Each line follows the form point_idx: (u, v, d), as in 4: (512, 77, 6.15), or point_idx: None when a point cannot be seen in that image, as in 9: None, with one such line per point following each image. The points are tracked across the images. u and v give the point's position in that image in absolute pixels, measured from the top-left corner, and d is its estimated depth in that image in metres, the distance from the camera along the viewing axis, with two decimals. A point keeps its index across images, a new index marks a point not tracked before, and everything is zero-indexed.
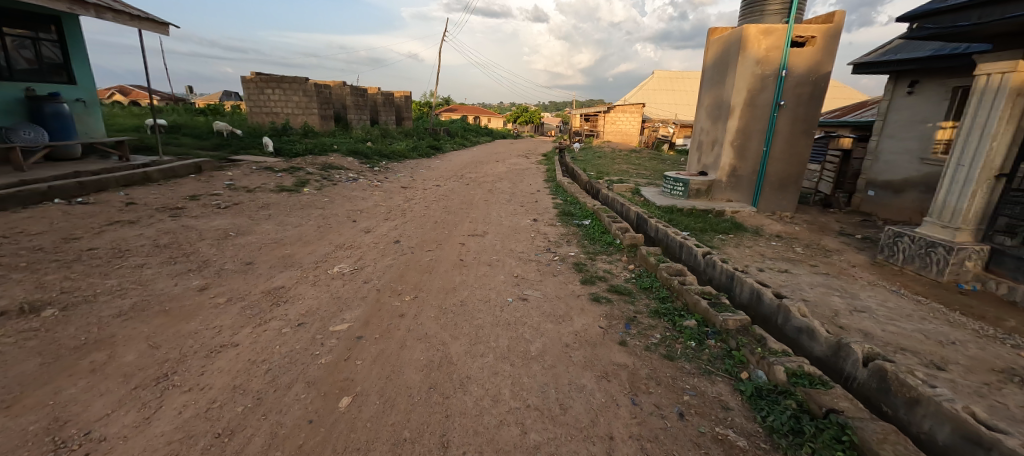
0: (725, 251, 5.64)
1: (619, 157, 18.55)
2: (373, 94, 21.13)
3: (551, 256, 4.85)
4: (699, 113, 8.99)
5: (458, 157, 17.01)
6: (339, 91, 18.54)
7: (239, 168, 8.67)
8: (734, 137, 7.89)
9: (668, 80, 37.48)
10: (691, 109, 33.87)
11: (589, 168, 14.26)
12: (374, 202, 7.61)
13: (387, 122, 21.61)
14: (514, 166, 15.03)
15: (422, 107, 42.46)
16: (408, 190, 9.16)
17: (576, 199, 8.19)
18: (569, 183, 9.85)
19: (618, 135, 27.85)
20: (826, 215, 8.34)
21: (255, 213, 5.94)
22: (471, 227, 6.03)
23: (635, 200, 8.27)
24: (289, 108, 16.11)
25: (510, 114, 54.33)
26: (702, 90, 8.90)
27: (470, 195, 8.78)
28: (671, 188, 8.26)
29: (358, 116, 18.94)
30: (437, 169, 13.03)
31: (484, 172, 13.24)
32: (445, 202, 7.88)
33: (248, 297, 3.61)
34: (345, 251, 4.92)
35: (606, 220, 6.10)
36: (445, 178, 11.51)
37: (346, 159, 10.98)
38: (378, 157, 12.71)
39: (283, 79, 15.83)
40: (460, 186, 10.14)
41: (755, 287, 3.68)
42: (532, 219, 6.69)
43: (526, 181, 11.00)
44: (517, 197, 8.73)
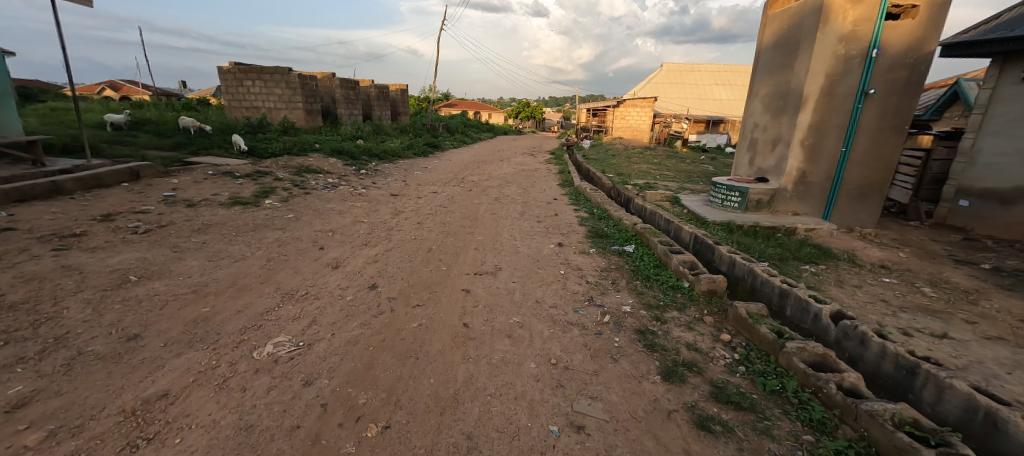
0: (831, 295, 4.06)
1: (634, 155, 16.96)
2: (365, 88, 19.49)
3: (599, 314, 3.26)
4: (751, 104, 7.41)
5: (458, 156, 15.39)
6: (328, 83, 16.91)
7: (192, 173, 7.10)
8: (805, 134, 6.32)
9: (678, 73, 35.77)
10: (702, 103, 32.19)
11: (606, 169, 12.63)
12: (353, 218, 6.02)
13: (381, 117, 19.96)
14: (520, 167, 13.42)
15: (420, 102, 40.91)
16: (400, 199, 7.61)
17: (606, 212, 6.56)
18: (591, 189, 8.25)
19: (628, 132, 25.88)
20: (913, 231, 6.77)
21: (183, 241, 4.37)
22: (477, 257, 4.45)
23: (678, 212, 6.65)
24: (271, 101, 14.54)
25: (511, 109, 52.62)
26: (756, 77, 7.31)
27: (474, 205, 7.19)
28: (719, 196, 6.67)
29: (349, 111, 17.31)
30: (434, 171, 11.42)
31: (488, 174, 11.63)
32: (443, 217, 6.31)
33: (88, 428, 2.03)
34: (293, 305, 3.35)
35: (660, 248, 4.51)
36: (444, 182, 9.93)
37: (328, 161, 9.39)
38: (366, 157, 11.10)
39: (263, 70, 14.25)
40: (462, 192, 8.54)
41: (979, 401, 2.11)
42: (556, 243, 5.10)
43: (538, 185, 9.42)
44: (531, 208, 7.15)
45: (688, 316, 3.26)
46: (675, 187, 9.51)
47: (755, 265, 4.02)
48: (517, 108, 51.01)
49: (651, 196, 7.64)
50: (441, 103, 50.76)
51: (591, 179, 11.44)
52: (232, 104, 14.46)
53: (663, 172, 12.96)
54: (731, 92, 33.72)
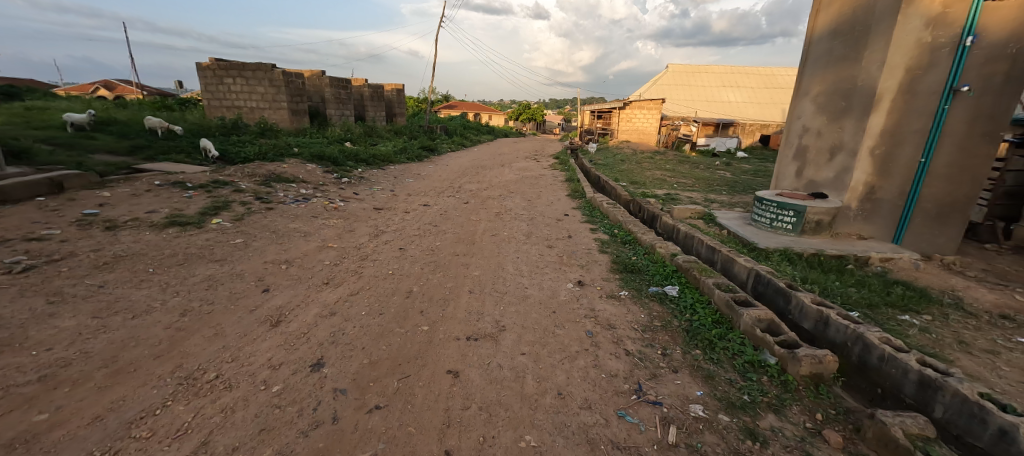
0: (966, 370, 2.89)
1: (644, 160, 15.81)
2: (358, 87, 18.34)
3: (658, 424, 2.10)
4: (800, 103, 6.26)
5: (455, 160, 14.22)
6: (316, 82, 15.77)
7: (134, 183, 5.95)
8: (876, 141, 5.16)
9: (684, 74, 34.67)
10: (711, 105, 31.06)
11: (618, 176, 11.46)
12: (319, 241, 4.86)
13: (375, 118, 18.82)
14: (523, 173, 12.27)
15: (419, 102, 39.82)
16: (384, 214, 6.46)
17: (630, 234, 5.38)
18: (608, 202, 7.07)
19: (634, 134, 24.82)
20: (1000, 258, 5.59)
21: (71, 285, 3.22)
22: (472, 307, 3.28)
23: (717, 235, 5.48)
24: (254, 100, 13.40)
25: (512, 111, 51.50)
26: (807, 70, 6.17)
27: (471, 223, 6.02)
28: (766, 216, 5.51)
29: (339, 111, 16.15)
30: (428, 178, 10.25)
31: (488, 181, 10.45)
32: (432, 240, 5.13)
33: None
34: (184, 405, 2.18)
35: (717, 295, 3.34)
36: (437, 191, 8.77)
37: (305, 167, 8.22)
38: (352, 161, 9.94)
39: (245, 66, 13.13)
40: (457, 205, 7.37)
41: None
42: (575, 281, 3.94)
43: (545, 195, 8.28)
44: (539, 226, 5.98)
45: (797, 428, 2.10)
46: (700, 200, 8.34)
47: (863, 328, 2.86)
48: (518, 109, 49.90)
49: (679, 212, 6.48)
50: (441, 105, 49.61)
51: (601, 188, 10.29)
52: (211, 103, 13.34)
53: (681, 180, 11.80)
54: (741, 94, 32.60)
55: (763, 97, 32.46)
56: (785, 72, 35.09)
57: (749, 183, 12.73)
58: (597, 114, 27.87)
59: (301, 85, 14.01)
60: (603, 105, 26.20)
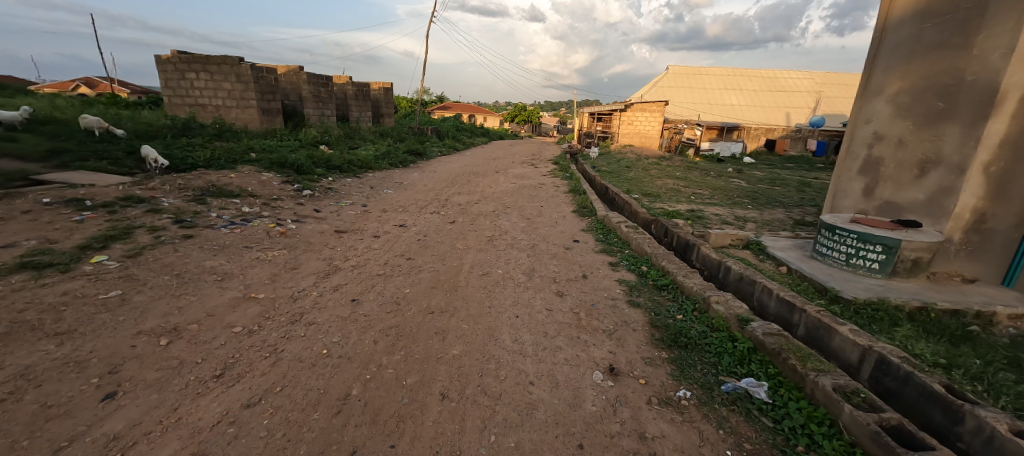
0: None
1: (652, 166, 14.54)
2: (341, 85, 16.90)
3: None
4: (870, 105, 5.00)
5: (445, 166, 12.82)
6: (293, 78, 14.33)
7: (14, 201, 4.54)
8: (993, 155, 3.91)
9: (685, 76, 33.56)
10: (713, 108, 29.96)
11: (627, 185, 10.16)
12: (240, 288, 3.49)
13: (359, 119, 17.36)
14: (520, 181, 10.94)
15: (410, 103, 38.44)
16: (346, 240, 5.08)
17: (665, 274, 4.05)
18: (626, 223, 5.73)
19: (635, 138, 23.48)
20: None
21: None
22: (442, 442, 1.94)
23: (777, 275, 4.19)
24: (220, 97, 11.95)
25: (507, 113, 50.18)
26: (881, 63, 4.92)
27: (455, 255, 4.66)
28: (842, 250, 4.23)
29: (318, 111, 14.71)
30: (410, 188, 8.83)
31: (480, 191, 9.06)
32: (400, 284, 3.77)
33: None
34: None
35: (849, 414, 2.05)
36: (419, 204, 7.40)
37: (259, 176, 6.81)
38: (322, 168, 8.52)
39: (209, 59, 11.69)
40: (441, 226, 6.00)
41: None
42: (604, 367, 2.61)
43: (548, 212, 6.93)
44: (543, 259, 4.65)
45: None
46: (731, 218, 7.05)
47: None
48: (513, 111, 48.57)
49: (718, 239, 5.17)
50: (435, 106, 48.11)
51: (609, 201, 8.93)
52: (172, 100, 11.88)
53: (697, 190, 10.51)
54: (744, 97, 31.52)
55: (767, 100, 31.40)
56: (789, 75, 34.08)
57: (771, 194, 11.46)
58: (597, 116, 26.60)
59: (273, 81, 12.57)
60: (603, 107, 24.94)
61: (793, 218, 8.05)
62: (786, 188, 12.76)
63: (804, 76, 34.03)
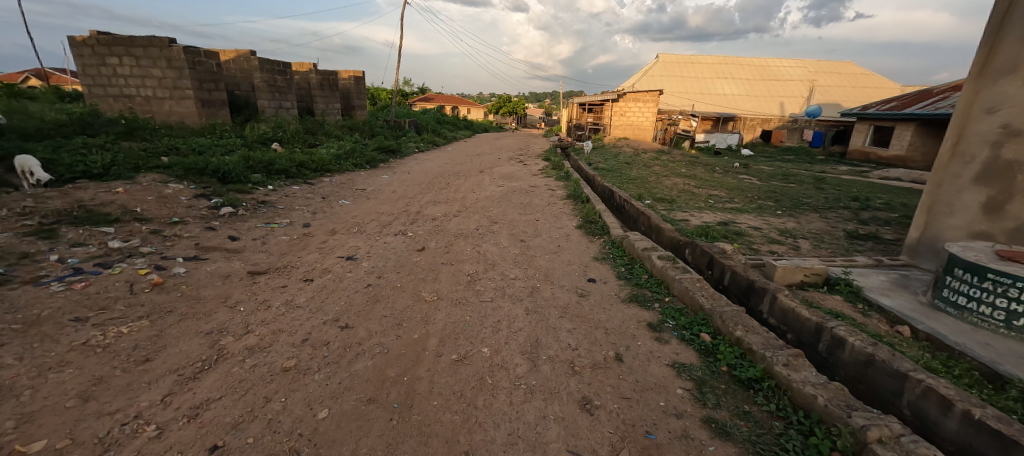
0: None
1: (653, 162, 13.12)
2: (302, 74, 14.94)
3: None
4: (993, 89, 3.70)
5: (421, 166, 11.13)
6: (242, 64, 12.38)
7: None
8: None
9: (676, 65, 32.26)
10: (706, 98, 28.72)
11: (633, 187, 8.69)
12: (4, 429, 1.88)
13: (324, 111, 15.43)
14: (508, 182, 9.35)
15: (389, 94, 36.24)
16: (257, 291, 3.46)
17: (746, 353, 2.58)
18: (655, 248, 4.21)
19: (628, 130, 21.99)
20: None
21: None
22: None
23: (905, 345, 2.77)
24: (149, 87, 10.02)
25: (492, 105, 48.25)
26: (1009, 31, 3.62)
27: (417, 317, 3.09)
28: (998, 305, 2.84)
29: (274, 102, 12.79)
30: (373, 196, 7.17)
31: (459, 199, 7.43)
32: (312, 395, 2.20)
33: None
34: None
35: None
36: (380, 220, 5.79)
37: (161, 189, 5.10)
38: (260, 173, 6.80)
39: (133, 40, 9.74)
40: (404, 256, 4.41)
41: None
42: None
43: (546, 231, 5.38)
44: (549, 318, 3.11)
45: None
46: (774, 233, 5.61)
47: None
48: (498, 103, 46.67)
49: (787, 274, 3.71)
50: (416, 98, 45.88)
51: (616, 208, 7.40)
52: (91, 90, 9.91)
53: (712, 192, 9.06)
54: (737, 86, 30.35)
55: (761, 89, 30.30)
56: (780, 64, 33.03)
57: (792, 193, 10.11)
58: (587, 107, 25.07)
59: (215, 67, 10.68)
60: (593, 97, 23.39)
61: (837, 227, 6.69)
62: (802, 186, 11.45)
63: (795, 64, 33.01)
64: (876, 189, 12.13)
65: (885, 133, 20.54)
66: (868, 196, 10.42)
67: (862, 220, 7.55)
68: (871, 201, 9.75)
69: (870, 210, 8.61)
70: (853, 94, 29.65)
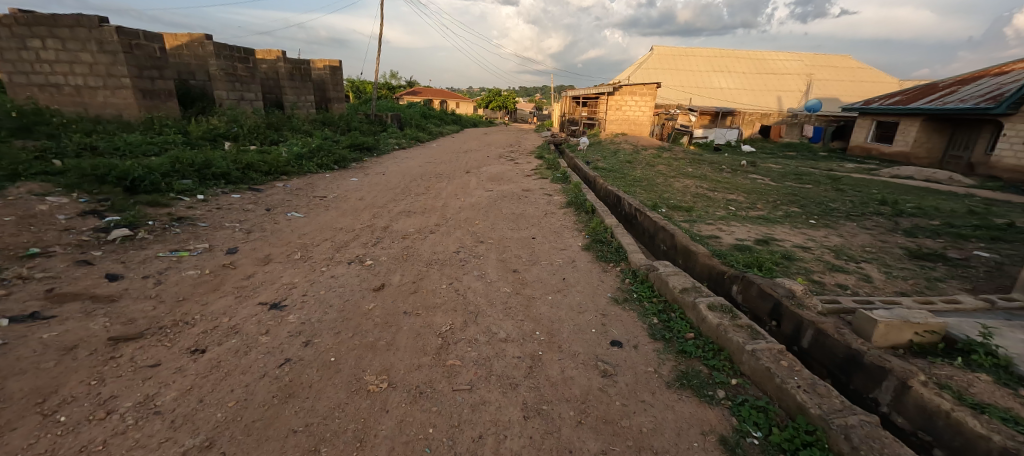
0: None
1: (657, 161, 12.02)
2: (269, 62, 13.47)
3: None
4: None
5: (399, 165, 9.87)
6: (197, 51, 10.95)
7: None
8: None
9: (671, 58, 31.23)
10: (703, 92, 27.75)
11: (641, 191, 7.56)
12: None
13: (295, 104, 14.00)
14: (498, 185, 8.14)
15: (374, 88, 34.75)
16: (107, 377, 2.24)
17: None
18: (697, 289, 3.07)
19: (624, 125, 20.88)
20: None
21: None
22: None
23: None
24: (79, 74, 8.55)
25: (481, 99, 46.72)
26: None
27: (347, 431, 1.91)
28: None
29: (234, 93, 11.36)
30: (333, 205, 5.92)
31: (438, 207, 6.20)
32: None
33: None
34: None
35: None
36: (334, 241, 4.56)
37: (33, 204, 3.83)
38: (190, 178, 5.51)
39: (57, 19, 8.27)
40: (352, 299, 3.20)
41: None
42: None
43: (544, 255, 4.22)
44: (562, 431, 1.94)
45: None
46: (827, 255, 4.51)
47: None
48: (487, 97, 45.19)
49: (892, 332, 2.61)
50: (402, 91, 44.17)
51: (626, 218, 6.24)
52: (11, 78, 8.43)
53: (729, 196, 7.96)
54: (734, 80, 29.39)
55: (759, 82, 29.39)
56: (777, 56, 32.13)
57: (813, 195, 9.06)
58: (581, 101, 23.86)
59: (158, 52, 9.25)
60: (587, 90, 22.18)
61: (887, 242, 5.62)
62: (819, 186, 10.44)
63: (793, 57, 32.16)
64: (896, 189, 11.18)
65: (889, 128, 19.76)
66: (895, 199, 9.41)
67: (907, 229, 6.52)
68: (900, 204, 8.75)
69: (908, 216, 7.58)
70: (852, 88, 28.87)
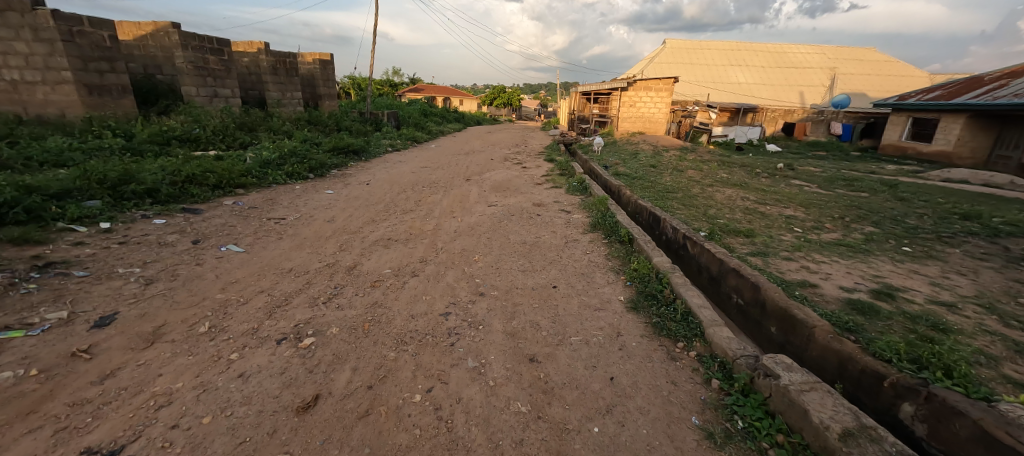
0: None
1: (684, 163, 10.58)
2: (250, 56, 12.15)
3: None
4: None
5: (388, 171, 8.52)
6: (163, 41, 9.74)
7: None
8: None
9: (686, 51, 29.61)
10: (720, 87, 26.15)
11: (680, 206, 6.16)
12: None
13: (279, 103, 12.67)
14: (504, 197, 6.75)
15: (375, 84, 33.47)
16: None
17: None
18: (871, 433, 1.70)
19: (638, 122, 19.40)
20: None
21: None
22: None
23: None
24: (13, 68, 7.03)
25: (485, 95, 45.23)
26: None
27: None
28: None
29: (205, 89, 10.03)
30: (292, 230, 4.58)
31: (428, 233, 4.82)
32: None
33: None
34: None
35: None
36: (272, 292, 3.20)
37: None
38: (99, 198, 4.18)
39: None
40: (255, 435, 1.85)
41: None
42: None
43: (574, 322, 2.85)
44: None
45: None
46: (983, 316, 3.11)
47: None
48: (491, 94, 43.73)
49: None
50: (404, 88, 42.73)
51: (668, 245, 4.81)
52: None
53: (786, 210, 6.51)
54: (753, 74, 27.69)
55: (779, 77, 27.71)
56: (797, 49, 30.40)
57: (879, 208, 7.57)
58: (592, 97, 22.32)
59: (108, 41, 7.92)
60: (599, 85, 20.64)
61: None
62: (877, 194, 8.95)
63: (814, 50, 30.39)
64: (963, 197, 9.62)
65: (928, 125, 18.08)
66: (975, 211, 7.90)
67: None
68: (988, 218, 7.24)
69: (1012, 238, 6.09)
70: (879, 82, 27.06)
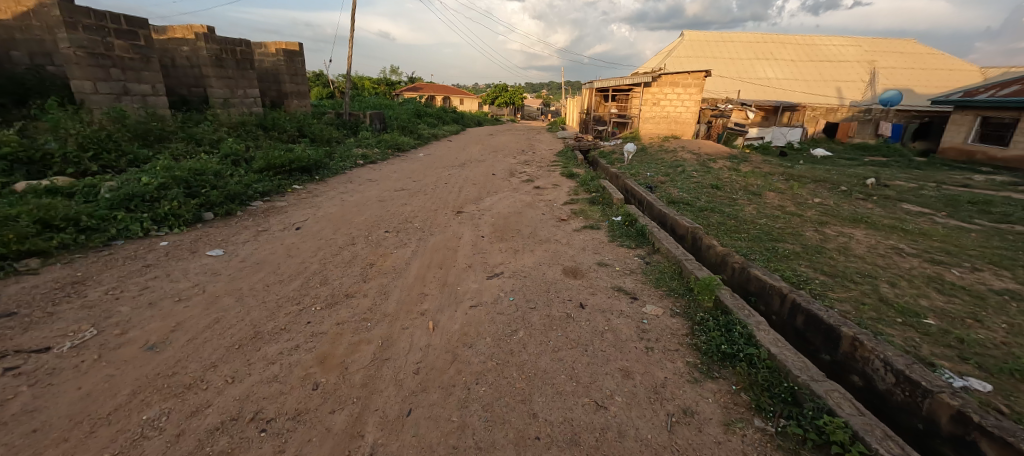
0: None
1: (748, 180, 7.95)
2: (189, 45, 9.59)
3: None
4: None
5: (344, 198, 5.92)
6: (48, 20, 7.12)
7: None
8: None
9: (707, 44, 26.84)
10: (749, 83, 23.43)
11: (821, 277, 3.52)
12: None
13: (225, 103, 10.04)
14: (510, 252, 4.15)
15: (365, 83, 30.93)
16: None
17: None
18: None
19: (663, 123, 16.74)
20: None
21: None
22: None
23: None
24: None
25: (485, 95, 42.61)
26: None
27: None
28: None
29: (106, 85, 7.36)
30: (28, 395, 1.97)
31: (352, 386, 2.19)
32: None
33: None
34: None
35: None
36: None
37: None
38: None
39: None
40: None
41: None
42: None
43: None
44: None
45: None
46: None
47: None
48: (492, 92, 40.99)
49: None
50: (400, 86, 40.03)
51: (883, 410, 2.22)
52: None
53: (988, 278, 3.85)
54: (784, 68, 24.87)
55: (813, 71, 24.92)
56: (829, 42, 27.61)
57: None
58: (609, 95, 19.56)
59: None
60: (618, 81, 17.90)
61: None
62: None
63: (848, 42, 27.58)
64: None
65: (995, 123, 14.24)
66: None
67: None
68: None
69: None
70: (924, 77, 24.25)
